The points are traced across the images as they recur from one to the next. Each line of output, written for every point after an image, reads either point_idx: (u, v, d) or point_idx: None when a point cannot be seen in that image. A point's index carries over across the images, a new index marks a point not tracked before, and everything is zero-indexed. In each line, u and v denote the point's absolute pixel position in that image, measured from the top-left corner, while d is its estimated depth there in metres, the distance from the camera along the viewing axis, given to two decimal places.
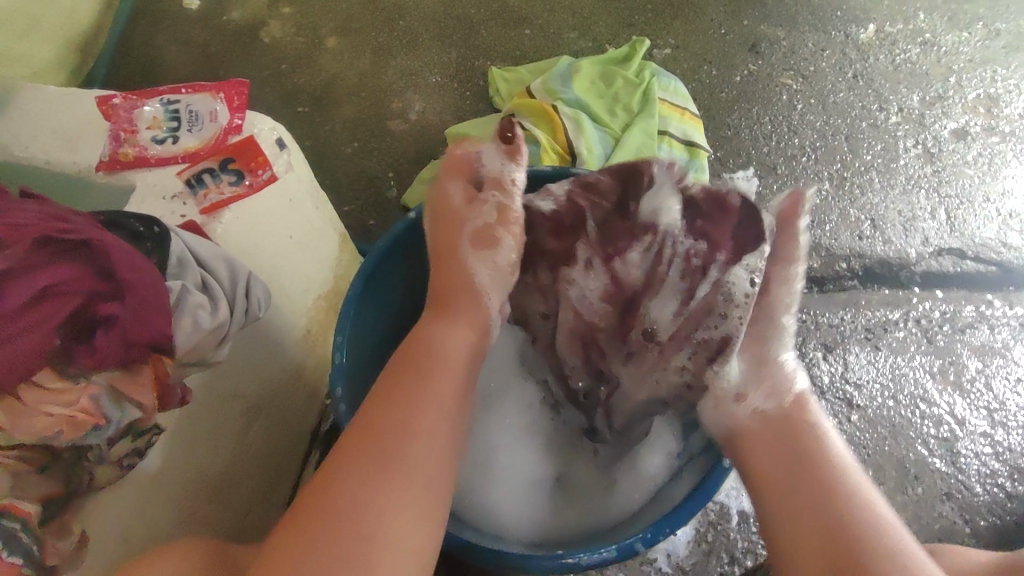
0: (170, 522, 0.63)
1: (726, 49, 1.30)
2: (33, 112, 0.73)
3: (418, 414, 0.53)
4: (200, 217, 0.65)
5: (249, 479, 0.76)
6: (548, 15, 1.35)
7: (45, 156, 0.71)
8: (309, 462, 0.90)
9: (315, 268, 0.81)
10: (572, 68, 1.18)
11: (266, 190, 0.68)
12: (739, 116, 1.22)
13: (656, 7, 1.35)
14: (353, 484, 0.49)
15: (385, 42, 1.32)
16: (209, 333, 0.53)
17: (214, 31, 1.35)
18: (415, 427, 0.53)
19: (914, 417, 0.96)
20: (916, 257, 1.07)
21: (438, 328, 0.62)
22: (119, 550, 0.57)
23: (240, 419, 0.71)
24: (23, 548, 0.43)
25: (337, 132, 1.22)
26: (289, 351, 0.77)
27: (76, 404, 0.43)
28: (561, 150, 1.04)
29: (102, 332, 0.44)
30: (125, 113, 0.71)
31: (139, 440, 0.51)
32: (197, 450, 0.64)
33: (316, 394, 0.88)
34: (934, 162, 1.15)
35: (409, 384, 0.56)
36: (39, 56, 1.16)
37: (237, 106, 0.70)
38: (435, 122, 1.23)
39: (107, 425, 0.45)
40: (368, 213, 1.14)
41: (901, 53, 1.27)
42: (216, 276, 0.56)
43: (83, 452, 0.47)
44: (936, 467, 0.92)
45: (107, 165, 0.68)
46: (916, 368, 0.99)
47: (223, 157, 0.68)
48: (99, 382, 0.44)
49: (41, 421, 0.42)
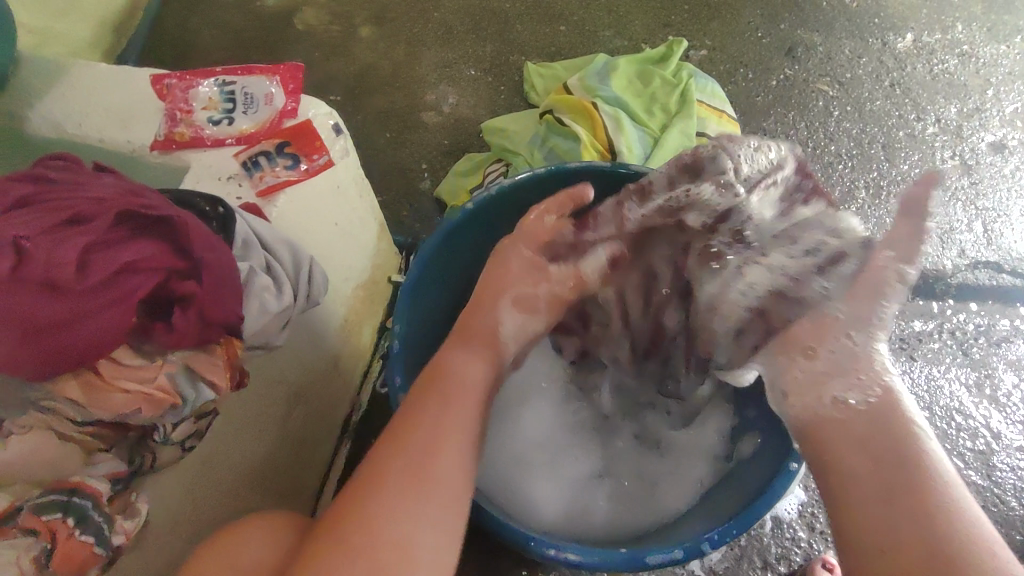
0: (214, 505, 0.62)
1: (763, 53, 1.29)
2: (86, 88, 0.73)
3: (420, 419, 0.51)
4: (256, 200, 0.64)
5: (286, 467, 0.75)
6: (584, 13, 1.34)
7: (97, 133, 0.70)
8: (340, 450, 0.88)
9: (355, 256, 0.80)
10: (610, 66, 1.17)
11: (321, 176, 0.68)
12: (776, 121, 1.21)
13: (692, 9, 1.35)
14: (370, 501, 0.46)
15: (419, 33, 1.31)
16: (275, 317, 0.52)
17: (248, 16, 1.34)
18: (421, 433, 0.50)
19: (949, 429, 0.95)
20: (952, 268, 1.07)
21: (459, 357, 0.57)
22: (171, 532, 0.56)
23: (282, 406, 0.70)
24: (94, 526, 0.43)
25: (370, 121, 1.21)
26: (329, 339, 0.77)
27: (153, 382, 0.43)
28: (601, 147, 1.03)
29: (179, 310, 0.44)
30: (181, 93, 0.70)
31: (202, 423, 0.50)
32: (244, 436, 0.64)
33: (348, 385, 0.87)
34: (971, 174, 1.15)
35: (422, 403, 0.53)
36: (74, 34, 1.16)
37: (292, 90, 0.69)
38: (469, 115, 1.22)
39: (182, 405, 0.45)
40: (400, 203, 1.13)
41: (938, 64, 1.27)
42: (279, 258, 0.55)
43: (148, 432, 0.47)
44: (971, 480, 0.92)
45: (162, 145, 0.68)
46: (952, 380, 0.99)
47: (279, 140, 0.67)
48: (175, 360, 0.44)
49: (117, 397, 0.42)
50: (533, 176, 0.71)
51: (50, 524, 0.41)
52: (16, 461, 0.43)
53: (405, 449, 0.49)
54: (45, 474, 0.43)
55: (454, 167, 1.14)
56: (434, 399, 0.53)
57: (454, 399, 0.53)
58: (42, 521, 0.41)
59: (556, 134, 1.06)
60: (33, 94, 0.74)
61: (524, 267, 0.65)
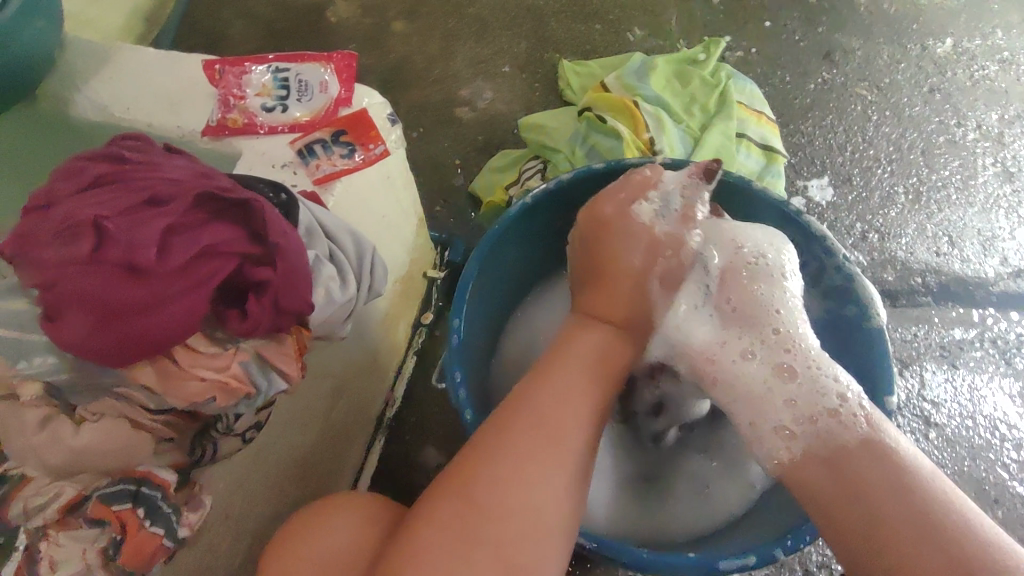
0: (259, 498, 0.61)
1: (800, 56, 1.27)
2: (136, 73, 0.72)
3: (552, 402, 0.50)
4: (313, 187, 0.63)
5: (325, 461, 0.74)
6: (620, 11, 1.32)
7: (147, 118, 0.69)
8: (373, 447, 0.88)
9: (398, 250, 0.79)
10: (648, 65, 1.16)
11: (376, 165, 0.66)
12: (814, 124, 1.20)
13: (729, 9, 1.33)
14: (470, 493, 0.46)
15: (453, 28, 1.29)
16: (340, 307, 0.51)
17: (279, 7, 1.32)
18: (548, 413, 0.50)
19: (993, 439, 0.94)
20: (994, 276, 1.05)
21: (582, 339, 0.56)
22: (223, 524, 0.55)
23: (326, 400, 0.69)
24: (165, 518, 0.41)
25: (403, 116, 1.20)
26: (371, 333, 0.75)
27: (227, 370, 0.41)
28: (643, 146, 1.01)
29: (254, 298, 0.42)
30: (234, 78, 0.69)
31: (263, 414, 0.50)
32: (291, 428, 0.63)
33: (383, 380, 0.85)
34: (1013, 181, 1.13)
35: (538, 380, 0.52)
36: (108, 22, 1.15)
37: (346, 79, 0.68)
38: (503, 111, 1.20)
39: (256, 395, 0.43)
40: (433, 199, 1.12)
41: (979, 70, 1.25)
42: (342, 248, 0.54)
43: (214, 422, 0.46)
44: (1016, 491, 0.91)
45: (215, 130, 0.66)
46: (995, 390, 0.97)
47: (336, 128, 0.66)
48: (247, 348, 0.43)
49: (193, 386, 0.40)
50: (590, 171, 0.69)
51: (121, 515, 0.40)
52: (83, 451, 0.40)
53: (523, 439, 0.48)
54: (108, 466, 0.41)
55: (489, 163, 1.12)
56: (547, 380, 0.52)
57: (578, 388, 0.52)
58: (112, 512, 0.39)
59: (597, 132, 1.04)
60: (81, 78, 0.73)
61: (645, 243, 0.61)
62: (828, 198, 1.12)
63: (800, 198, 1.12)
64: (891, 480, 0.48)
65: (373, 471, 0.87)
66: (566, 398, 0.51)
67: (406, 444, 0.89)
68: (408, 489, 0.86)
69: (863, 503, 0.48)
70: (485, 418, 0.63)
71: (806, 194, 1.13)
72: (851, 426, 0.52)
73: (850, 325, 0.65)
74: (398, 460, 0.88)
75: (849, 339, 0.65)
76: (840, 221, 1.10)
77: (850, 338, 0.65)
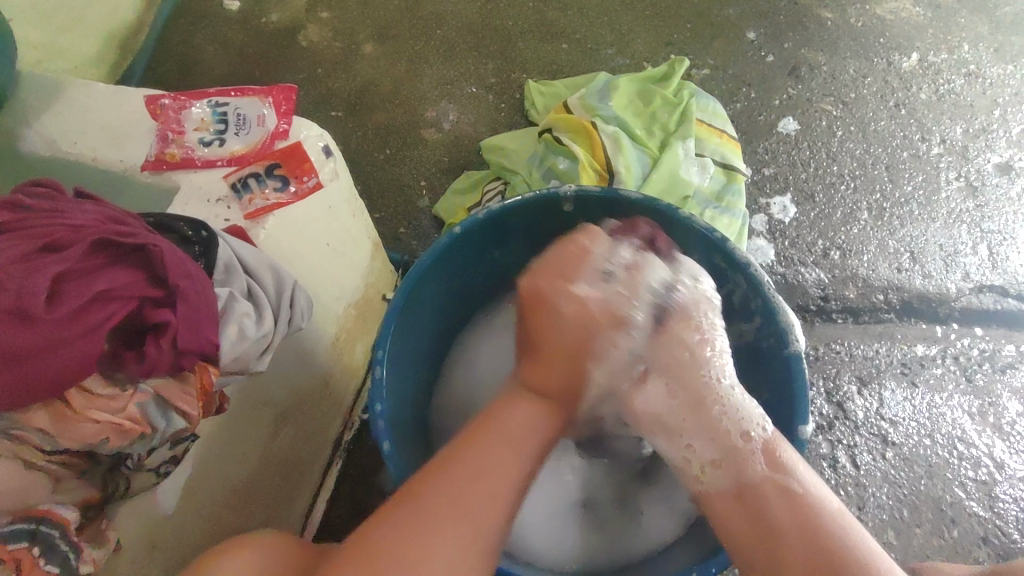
0: (195, 530, 0.62)
1: (766, 72, 1.26)
2: (82, 108, 0.73)
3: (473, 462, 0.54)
4: (244, 222, 0.64)
5: (274, 488, 0.74)
6: (587, 30, 1.33)
7: (92, 152, 0.70)
8: (333, 466, 0.87)
9: (347, 277, 0.79)
10: (610, 84, 1.15)
11: (310, 197, 0.68)
12: (777, 140, 1.19)
13: (694, 26, 1.32)
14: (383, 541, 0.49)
15: (421, 51, 1.30)
16: (254, 342, 0.53)
17: (251, 33, 1.34)
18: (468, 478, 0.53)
19: (951, 458, 0.93)
20: (956, 291, 1.04)
21: (511, 409, 0.59)
22: (150, 556, 0.57)
23: (270, 426, 0.69)
24: (59, 555, 0.45)
25: (369, 138, 1.21)
26: (319, 359, 0.76)
27: (123, 412, 0.46)
28: (599, 168, 1.02)
29: (153, 339, 0.47)
30: (174, 113, 0.70)
31: (177, 449, 0.52)
32: (228, 458, 0.63)
33: (340, 403, 0.85)
34: (976, 196, 1.13)
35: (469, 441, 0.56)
36: (79, 50, 1.17)
37: (284, 111, 0.69)
38: (469, 133, 1.21)
39: (152, 434, 0.48)
40: (398, 220, 1.13)
41: (944, 84, 1.24)
42: (262, 284, 0.56)
43: (121, 458, 0.50)
44: (973, 511, 0.90)
45: (154, 165, 0.68)
46: (954, 408, 0.97)
47: (270, 162, 0.67)
48: (146, 390, 0.47)
49: (88, 427, 0.44)
50: (521, 202, 0.71)
51: (16, 553, 0.43)
52: None
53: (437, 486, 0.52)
54: (13, 503, 0.45)
55: (452, 186, 1.13)
56: (473, 443, 0.55)
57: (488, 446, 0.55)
58: (8, 551, 0.43)
59: (554, 154, 1.05)
60: (29, 113, 0.75)
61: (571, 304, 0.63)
62: (790, 216, 1.11)
63: (762, 216, 1.11)
64: (787, 517, 0.52)
65: (332, 490, 0.86)
66: (505, 445, 0.56)
67: (363, 467, 0.88)
68: (365, 511, 0.86)
69: (776, 546, 0.51)
70: (406, 442, 0.67)
71: (767, 212, 1.12)
72: (749, 461, 0.56)
73: (770, 356, 0.68)
74: (355, 483, 0.87)
75: (766, 365, 0.69)
76: (803, 238, 1.09)
77: (772, 367, 0.68)
